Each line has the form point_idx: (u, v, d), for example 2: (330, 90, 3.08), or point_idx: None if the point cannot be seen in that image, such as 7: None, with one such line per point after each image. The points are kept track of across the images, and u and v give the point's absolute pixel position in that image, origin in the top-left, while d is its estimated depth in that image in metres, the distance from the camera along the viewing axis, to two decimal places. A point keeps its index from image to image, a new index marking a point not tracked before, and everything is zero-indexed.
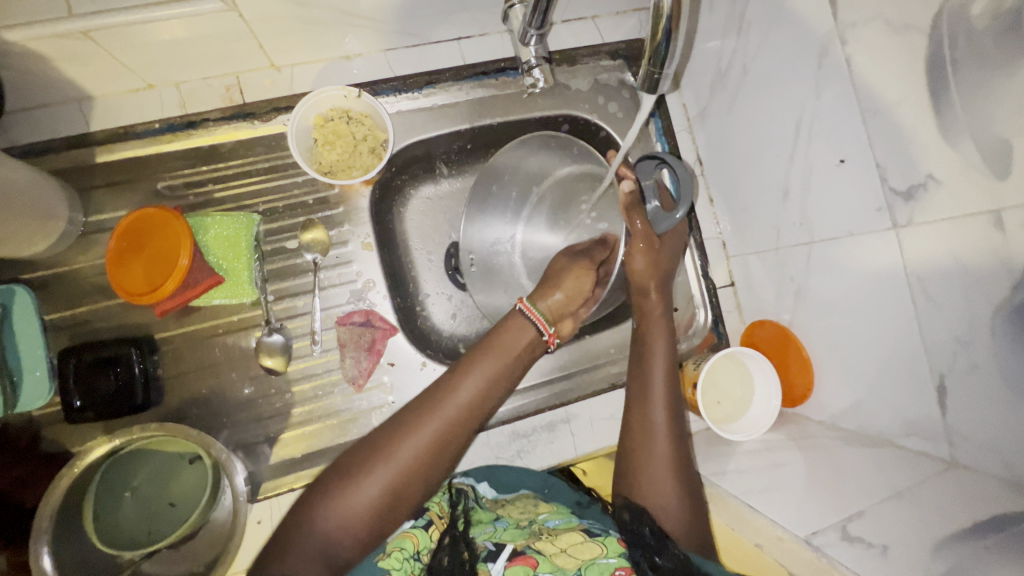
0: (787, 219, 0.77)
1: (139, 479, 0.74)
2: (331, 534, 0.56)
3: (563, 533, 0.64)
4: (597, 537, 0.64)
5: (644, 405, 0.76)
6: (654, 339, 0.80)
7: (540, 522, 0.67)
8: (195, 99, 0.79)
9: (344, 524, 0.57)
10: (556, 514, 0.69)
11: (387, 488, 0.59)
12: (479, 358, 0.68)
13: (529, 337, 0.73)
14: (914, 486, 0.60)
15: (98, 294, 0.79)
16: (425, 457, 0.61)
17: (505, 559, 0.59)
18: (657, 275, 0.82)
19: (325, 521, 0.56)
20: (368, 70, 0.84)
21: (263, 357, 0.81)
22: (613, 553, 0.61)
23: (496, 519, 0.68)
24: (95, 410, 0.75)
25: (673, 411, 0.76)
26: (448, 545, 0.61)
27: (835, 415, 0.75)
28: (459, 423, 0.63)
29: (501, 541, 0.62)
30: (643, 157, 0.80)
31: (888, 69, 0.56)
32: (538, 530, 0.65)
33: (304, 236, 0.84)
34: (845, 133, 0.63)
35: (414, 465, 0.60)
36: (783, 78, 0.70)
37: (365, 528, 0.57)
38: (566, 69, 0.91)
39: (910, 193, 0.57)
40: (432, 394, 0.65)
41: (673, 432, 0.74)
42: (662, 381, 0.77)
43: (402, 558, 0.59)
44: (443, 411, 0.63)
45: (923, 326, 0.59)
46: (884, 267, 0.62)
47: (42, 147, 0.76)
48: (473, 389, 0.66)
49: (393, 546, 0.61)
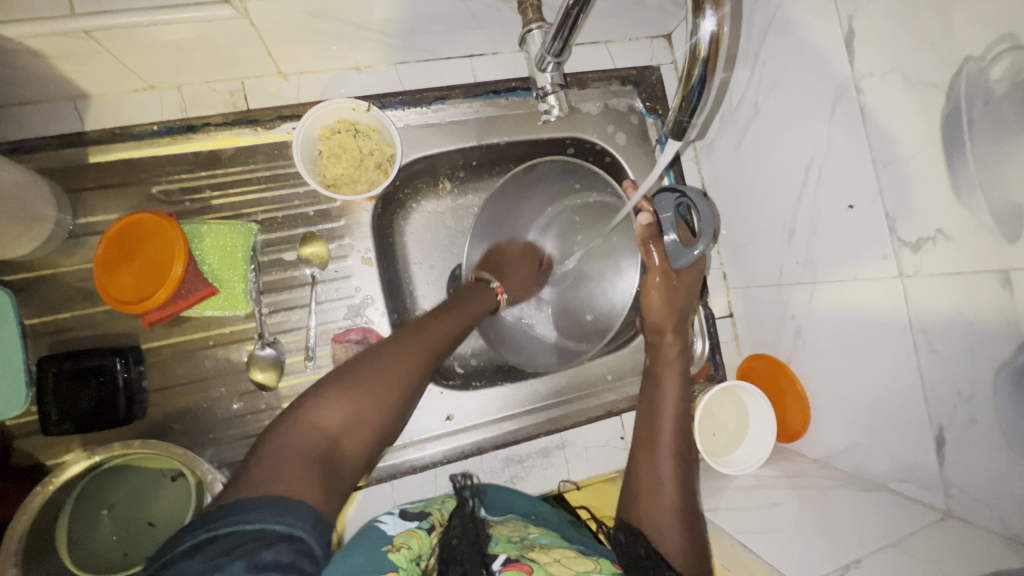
0: (791, 257, 0.77)
1: (117, 497, 0.71)
2: (322, 433, 0.60)
3: (555, 547, 0.62)
4: (590, 555, 0.61)
5: (652, 442, 0.76)
6: (665, 383, 0.80)
7: (532, 538, 0.65)
8: (196, 102, 0.77)
9: (342, 419, 0.61)
10: (547, 533, 0.67)
11: (380, 388, 0.64)
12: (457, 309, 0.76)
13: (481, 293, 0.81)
14: (909, 536, 0.60)
15: (83, 300, 0.76)
16: (402, 381, 0.66)
17: (499, 564, 0.58)
18: (672, 316, 0.83)
19: (324, 413, 0.61)
20: (376, 81, 0.83)
21: (254, 371, 0.78)
22: (606, 570, 0.59)
23: (486, 536, 0.65)
24: (74, 423, 0.71)
25: (682, 456, 0.75)
26: (457, 525, 0.64)
27: (830, 454, 0.76)
28: (439, 348, 0.71)
29: (495, 547, 0.62)
30: (663, 191, 0.83)
31: (903, 122, 0.57)
32: (531, 543, 0.63)
33: (303, 250, 0.82)
34: (857, 179, 0.63)
35: (403, 377, 0.66)
36: (796, 120, 0.71)
37: (362, 432, 0.62)
38: (577, 92, 0.91)
39: (918, 245, 0.58)
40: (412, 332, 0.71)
41: (681, 470, 0.74)
42: (671, 423, 0.77)
43: (408, 557, 0.60)
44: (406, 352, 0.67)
45: (924, 376, 0.60)
46: (887, 313, 0.63)
47: (31, 144, 0.73)
48: (443, 328, 0.72)
49: (401, 541, 0.62)
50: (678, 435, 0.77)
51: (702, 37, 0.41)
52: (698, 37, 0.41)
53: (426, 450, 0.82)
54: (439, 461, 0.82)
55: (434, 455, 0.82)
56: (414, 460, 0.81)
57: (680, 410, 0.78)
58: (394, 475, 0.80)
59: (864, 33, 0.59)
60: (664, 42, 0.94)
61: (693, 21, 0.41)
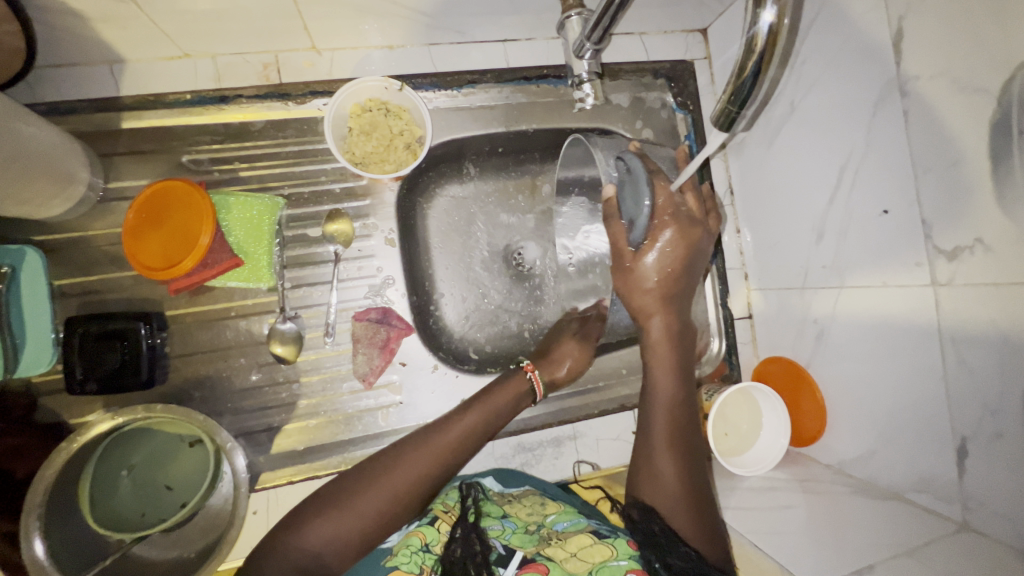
0: (817, 260, 0.77)
1: (137, 459, 0.72)
2: (319, 545, 0.60)
3: (572, 536, 0.65)
4: (606, 539, 0.64)
5: (648, 433, 0.73)
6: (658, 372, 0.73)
7: (548, 524, 0.68)
8: (230, 74, 0.77)
9: (340, 530, 0.61)
10: (563, 514, 0.70)
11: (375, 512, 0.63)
12: (466, 411, 0.72)
13: (515, 380, 0.78)
14: (923, 545, 0.60)
15: (110, 264, 0.77)
16: (409, 491, 0.65)
17: (515, 564, 0.61)
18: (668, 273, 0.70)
19: (316, 529, 0.61)
20: (409, 61, 0.82)
21: (272, 344, 0.79)
22: (622, 556, 0.62)
23: (503, 518, 0.69)
24: (97, 382, 0.72)
25: (682, 445, 0.72)
26: (461, 538, 0.62)
27: (844, 460, 0.76)
28: (446, 459, 0.68)
29: (512, 545, 0.64)
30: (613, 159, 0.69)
31: (948, 126, 0.56)
32: (547, 534, 0.66)
33: (328, 227, 0.82)
34: (894, 184, 0.63)
35: (401, 490, 0.65)
36: (835, 120, 0.70)
37: (355, 546, 0.61)
38: (609, 83, 0.90)
39: (954, 254, 0.57)
40: (419, 438, 0.69)
41: (683, 457, 0.71)
42: (666, 409, 0.73)
43: (410, 552, 0.62)
44: (422, 456, 0.67)
45: (950, 388, 0.59)
46: (916, 320, 0.62)
47: (68, 106, 0.74)
48: (462, 429, 0.70)
49: (401, 545, 0.64)
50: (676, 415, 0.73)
51: (760, 28, 0.40)
52: (755, 28, 0.40)
53: None
54: None
55: None
56: None
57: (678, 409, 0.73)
58: None
59: (913, 34, 0.58)
60: (699, 37, 0.92)
61: (752, 10, 0.40)
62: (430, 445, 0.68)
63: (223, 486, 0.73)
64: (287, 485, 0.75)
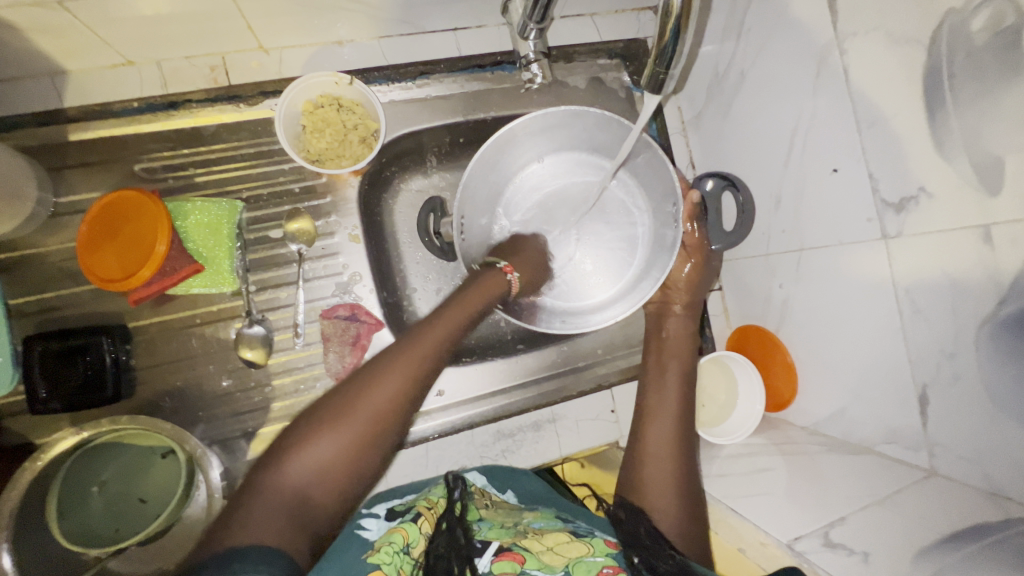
0: (776, 226, 0.78)
1: (107, 474, 0.71)
2: (303, 478, 0.54)
3: (549, 532, 0.62)
4: (584, 538, 0.62)
5: (656, 416, 0.78)
6: (671, 363, 0.83)
7: (525, 522, 0.65)
8: (177, 79, 0.76)
9: (328, 452, 0.55)
10: (541, 516, 0.67)
11: (357, 438, 0.56)
12: (449, 317, 0.66)
13: (484, 286, 0.71)
14: (894, 494, 0.61)
15: (68, 280, 0.76)
16: (393, 409, 0.58)
17: (491, 554, 0.58)
18: (693, 295, 0.87)
19: (296, 464, 0.54)
20: (361, 56, 0.82)
21: (242, 349, 0.78)
22: (600, 553, 0.59)
23: (479, 517, 0.65)
24: (61, 400, 0.71)
25: (683, 428, 0.77)
26: (445, 530, 0.61)
27: (817, 421, 0.77)
28: (428, 368, 0.62)
29: (489, 538, 0.61)
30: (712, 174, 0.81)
31: (884, 81, 0.57)
32: (524, 529, 0.63)
33: (288, 226, 0.81)
34: (841, 142, 0.63)
35: (382, 408, 0.58)
36: (781, 85, 0.71)
37: (343, 470, 0.55)
38: (563, 66, 0.90)
39: (901, 205, 0.58)
40: (397, 349, 0.62)
41: (681, 443, 0.75)
42: (676, 396, 0.79)
43: (392, 552, 0.55)
44: (397, 375, 0.59)
45: (908, 336, 0.60)
46: (872, 275, 0.63)
47: (10, 122, 0.72)
48: (438, 341, 0.63)
49: (382, 542, 0.57)
50: (683, 406, 0.79)
51: None
52: None
53: (417, 426, 0.82)
54: (429, 436, 0.82)
55: (425, 430, 0.82)
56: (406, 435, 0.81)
57: (682, 391, 0.80)
58: None
59: None
60: (651, 15, 0.93)
61: None
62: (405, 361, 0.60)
63: (198, 497, 0.72)
64: None
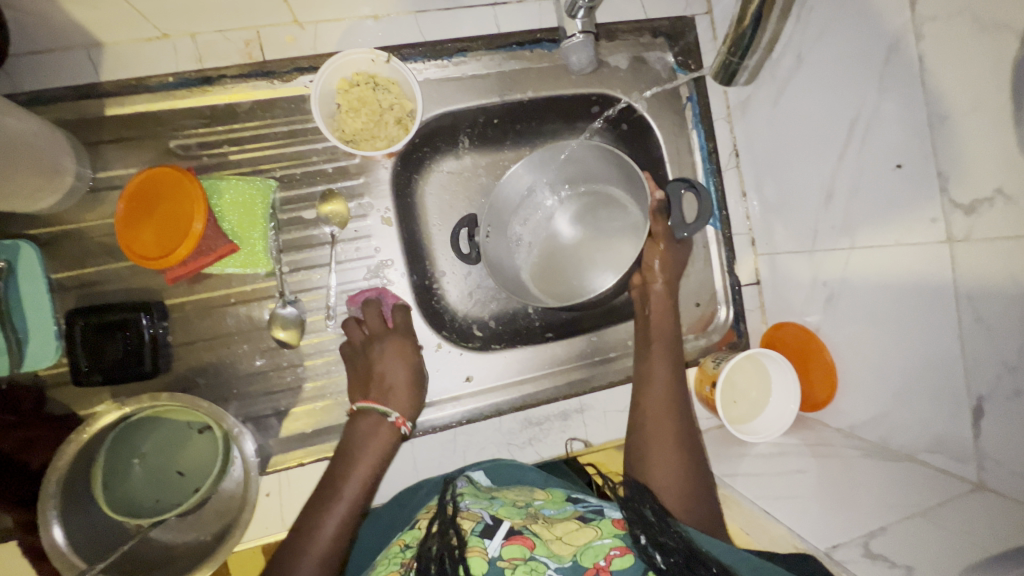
0: (827, 221, 0.74)
1: (147, 447, 0.73)
2: None
3: (558, 520, 0.59)
4: (592, 521, 0.59)
5: (651, 396, 0.75)
6: (656, 341, 0.80)
7: (536, 506, 0.63)
8: (212, 53, 0.74)
9: None
10: (551, 501, 0.65)
11: (335, 535, 0.63)
12: (391, 376, 0.73)
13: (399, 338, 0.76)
14: (938, 506, 0.59)
15: (106, 255, 0.76)
16: (359, 499, 0.66)
17: (501, 536, 0.55)
18: (673, 264, 0.84)
19: None
20: (396, 31, 0.79)
21: (276, 329, 0.78)
22: (608, 535, 0.57)
23: (492, 498, 0.64)
24: (103, 374, 0.73)
25: (681, 407, 0.75)
26: (436, 532, 0.56)
27: (854, 424, 0.75)
28: (384, 444, 0.70)
29: (499, 515, 0.58)
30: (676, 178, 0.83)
31: (964, 72, 0.53)
32: (534, 514, 0.61)
33: (322, 208, 0.80)
34: (906, 137, 0.60)
35: (349, 505, 0.65)
36: (842, 74, 0.67)
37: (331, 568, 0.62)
38: (605, 45, 0.86)
39: (972, 207, 0.54)
40: (339, 470, 0.67)
41: (678, 422, 0.73)
42: (666, 375, 0.77)
43: (394, 557, 0.59)
44: (348, 499, 0.65)
45: (966, 345, 0.57)
46: (929, 277, 0.60)
47: (48, 95, 0.72)
48: (393, 403, 0.71)
49: (387, 555, 0.60)
50: (675, 383, 0.77)
51: None
52: None
53: (444, 411, 0.83)
54: (456, 422, 0.83)
55: (452, 416, 0.83)
56: (434, 420, 0.82)
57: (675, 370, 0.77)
58: (415, 435, 0.80)
59: None
60: None
61: None
62: (355, 476, 0.66)
63: (233, 472, 0.75)
64: (297, 468, 0.75)
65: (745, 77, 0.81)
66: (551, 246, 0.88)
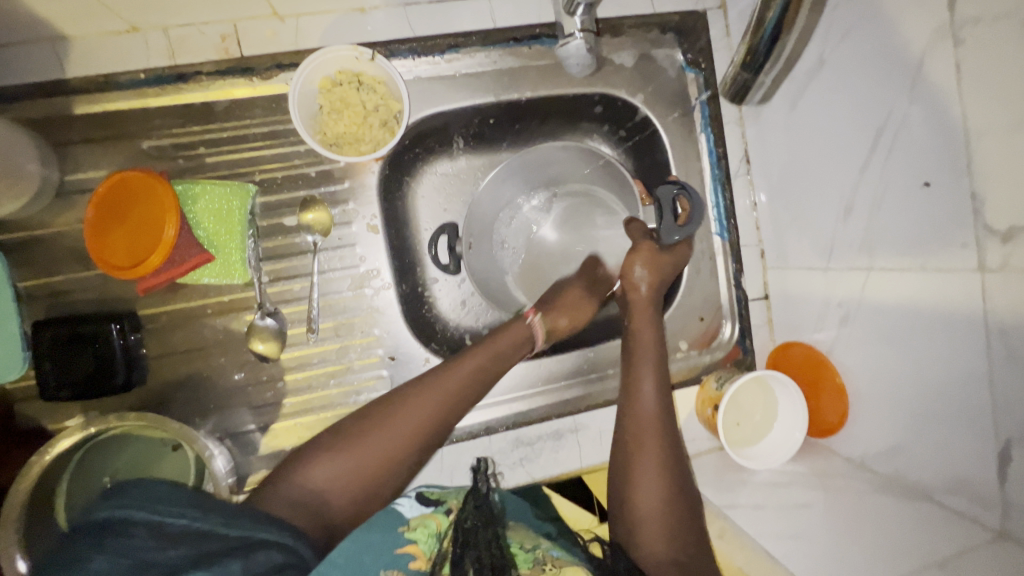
0: (843, 238, 0.69)
1: (120, 464, 0.69)
2: (321, 480, 0.59)
3: (567, 565, 0.52)
4: None
5: (638, 436, 0.68)
6: (639, 368, 0.73)
7: (543, 549, 0.55)
8: (186, 48, 0.69)
9: (333, 475, 0.59)
10: (558, 545, 0.57)
11: (406, 427, 0.63)
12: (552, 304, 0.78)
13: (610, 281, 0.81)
14: (955, 556, 0.55)
15: (76, 263, 0.73)
16: (444, 400, 0.66)
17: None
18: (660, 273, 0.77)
19: (319, 470, 0.59)
20: (383, 24, 0.73)
21: (254, 342, 0.74)
22: None
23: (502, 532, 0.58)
24: (71, 391, 0.69)
25: (672, 454, 0.67)
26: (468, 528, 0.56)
27: (866, 455, 0.70)
28: (492, 365, 0.70)
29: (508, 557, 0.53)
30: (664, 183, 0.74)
31: (1007, 83, 0.47)
32: (542, 558, 0.54)
33: (303, 216, 0.76)
34: (936, 153, 0.54)
35: (438, 402, 0.65)
36: (868, 79, 0.61)
37: (381, 465, 0.62)
38: (610, 41, 0.80)
39: (1009, 234, 0.49)
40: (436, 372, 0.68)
41: (666, 476, 0.66)
42: (653, 413, 0.69)
43: (425, 535, 0.57)
44: (432, 396, 0.65)
45: (995, 384, 0.52)
46: (956, 308, 0.54)
47: (12, 93, 0.67)
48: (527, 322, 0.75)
49: (418, 522, 0.58)
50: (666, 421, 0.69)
51: None
52: None
53: None
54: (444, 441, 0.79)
55: None
56: None
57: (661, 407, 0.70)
58: None
59: None
60: None
61: None
62: (443, 385, 0.66)
63: None
64: None
65: (760, 94, 0.75)
66: (536, 255, 0.88)
